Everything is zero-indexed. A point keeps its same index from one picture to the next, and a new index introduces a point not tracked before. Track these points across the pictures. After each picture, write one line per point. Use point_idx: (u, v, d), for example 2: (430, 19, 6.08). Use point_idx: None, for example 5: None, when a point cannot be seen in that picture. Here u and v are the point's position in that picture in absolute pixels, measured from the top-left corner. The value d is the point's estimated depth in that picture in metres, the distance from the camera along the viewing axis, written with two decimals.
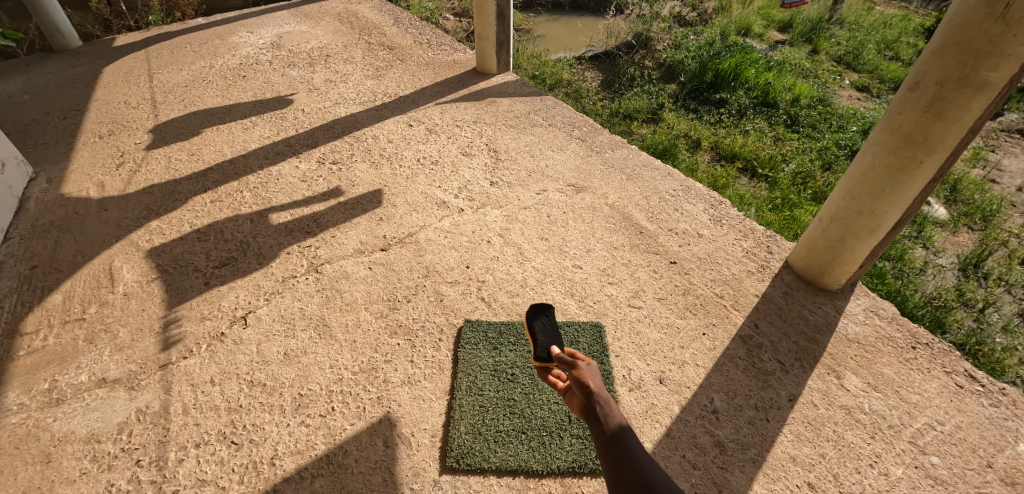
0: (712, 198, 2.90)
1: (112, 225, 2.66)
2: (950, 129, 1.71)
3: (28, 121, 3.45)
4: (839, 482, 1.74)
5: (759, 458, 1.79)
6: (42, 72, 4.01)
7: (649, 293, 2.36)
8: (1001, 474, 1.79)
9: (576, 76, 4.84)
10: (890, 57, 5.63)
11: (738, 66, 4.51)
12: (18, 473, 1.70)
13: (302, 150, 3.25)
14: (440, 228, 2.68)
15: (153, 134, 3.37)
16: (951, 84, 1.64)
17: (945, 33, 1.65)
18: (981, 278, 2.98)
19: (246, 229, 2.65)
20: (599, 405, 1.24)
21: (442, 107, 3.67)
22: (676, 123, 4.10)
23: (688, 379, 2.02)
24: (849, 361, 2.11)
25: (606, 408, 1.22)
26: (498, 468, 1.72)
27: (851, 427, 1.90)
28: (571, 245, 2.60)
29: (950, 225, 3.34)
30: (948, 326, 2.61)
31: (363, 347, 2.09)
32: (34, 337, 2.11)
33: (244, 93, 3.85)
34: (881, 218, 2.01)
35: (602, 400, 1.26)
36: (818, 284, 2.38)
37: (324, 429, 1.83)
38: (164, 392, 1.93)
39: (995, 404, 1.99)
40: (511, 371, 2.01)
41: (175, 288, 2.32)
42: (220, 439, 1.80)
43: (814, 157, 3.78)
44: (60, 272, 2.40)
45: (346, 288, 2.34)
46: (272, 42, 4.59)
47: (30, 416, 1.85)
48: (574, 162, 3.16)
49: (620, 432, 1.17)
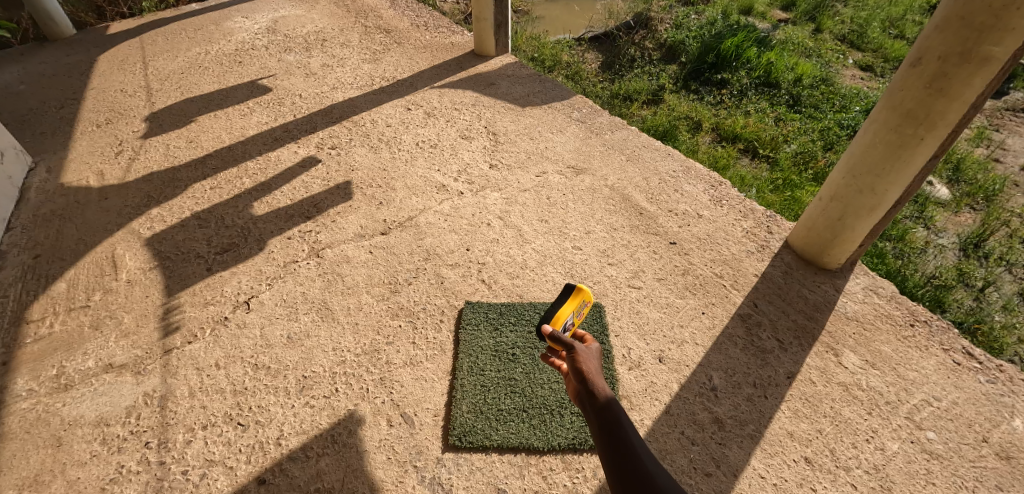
0: (712, 178, 2.89)
1: (112, 213, 2.67)
2: (952, 105, 1.70)
3: (26, 110, 3.44)
4: (836, 457, 1.77)
5: (757, 434, 1.82)
6: (36, 62, 3.97)
7: (648, 273, 2.37)
8: (996, 448, 1.82)
9: (576, 58, 4.79)
10: (894, 36, 5.55)
11: (740, 45, 4.48)
12: (30, 456, 1.74)
13: (301, 135, 3.24)
14: (441, 212, 2.68)
15: (150, 122, 3.36)
16: (954, 59, 1.63)
17: (949, 6, 1.63)
18: (981, 257, 2.98)
19: (247, 215, 2.65)
20: (596, 393, 1.19)
21: (440, 91, 3.64)
22: (677, 105, 4.06)
23: (687, 358, 2.04)
24: (848, 339, 2.13)
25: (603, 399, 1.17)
26: (500, 446, 1.75)
27: (849, 403, 1.92)
28: (571, 226, 2.60)
29: (952, 205, 3.33)
30: (948, 305, 2.62)
31: (366, 329, 2.12)
32: (40, 323, 2.14)
33: (241, 79, 3.82)
34: (881, 197, 2.01)
35: (598, 387, 1.21)
36: (817, 263, 2.39)
37: (328, 409, 1.86)
38: (170, 376, 1.96)
39: (991, 380, 2.01)
40: (512, 352, 2.03)
41: (177, 275, 2.34)
42: (226, 421, 1.83)
43: (816, 137, 3.75)
44: (63, 260, 2.41)
45: (347, 271, 2.36)
46: (267, 26, 4.54)
47: (40, 401, 1.88)
48: (574, 144, 3.15)
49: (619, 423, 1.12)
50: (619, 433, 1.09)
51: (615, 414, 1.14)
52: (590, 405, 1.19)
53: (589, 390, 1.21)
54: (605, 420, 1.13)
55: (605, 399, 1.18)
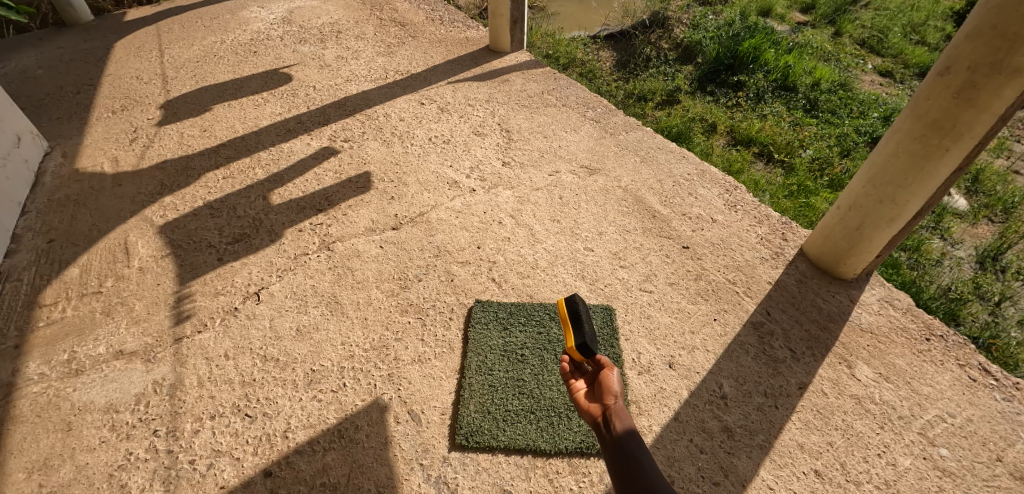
0: (727, 182, 2.86)
1: (126, 200, 2.68)
2: (979, 116, 1.66)
3: (42, 95, 3.46)
4: (846, 470, 1.75)
5: (767, 444, 1.79)
6: (54, 47, 4.00)
7: (660, 277, 2.35)
8: (1010, 468, 1.78)
9: (591, 56, 4.75)
10: (916, 42, 5.45)
11: (758, 48, 4.41)
12: (39, 440, 1.75)
13: (314, 127, 3.23)
14: (452, 208, 2.67)
15: (165, 110, 3.37)
16: (984, 69, 1.59)
17: (981, 15, 1.59)
18: (999, 271, 2.93)
19: (259, 206, 2.65)
20: (616, 420, 1.22)
21: (454, 86, 3.62)
22: (692, 106, 4.02)
23: (698, 365, 2.02)
24: (861, 351, 2.09)
25: (622, 425, 1.20)
26: (507, 447, 1.74)
27: (861, 416, 1.89)
28: (583, 227, 2.58)
29: (970, 217, 3.27)
30: (963, 319, 2.57)
31: (375, 324, 2.11)
32: (53, 308, 2.16)
33: (256, 69, 3.82)
34: (902, 207, 1.97)
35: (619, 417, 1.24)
36: (832, 272, 2.35)
37: (336, 404, 1.86)
38: (179, 365, 1.96)
39: (1007, 398, 1.97)
40: (521, 352, 2.02)
41: (188, 264, 2.35)
42: (234, 412, 1.83)
43: (833, 143, 3.70)
44: (77, 246, 2.42)
45: (358, 266, 2.35)
46: (283, 17, 4.54)
47: (51, 385, 1.90)
48: (587, 143, 3.13)
49: (633, 445, 1.15)
50: (631, 455, 1.13)
51: (630, 444, 1.16)
52: (608, 430, 1.21)
53: (609, 418, 1.24)
54: (620, 447, 1.15)
55: (623, 428, 1.21)
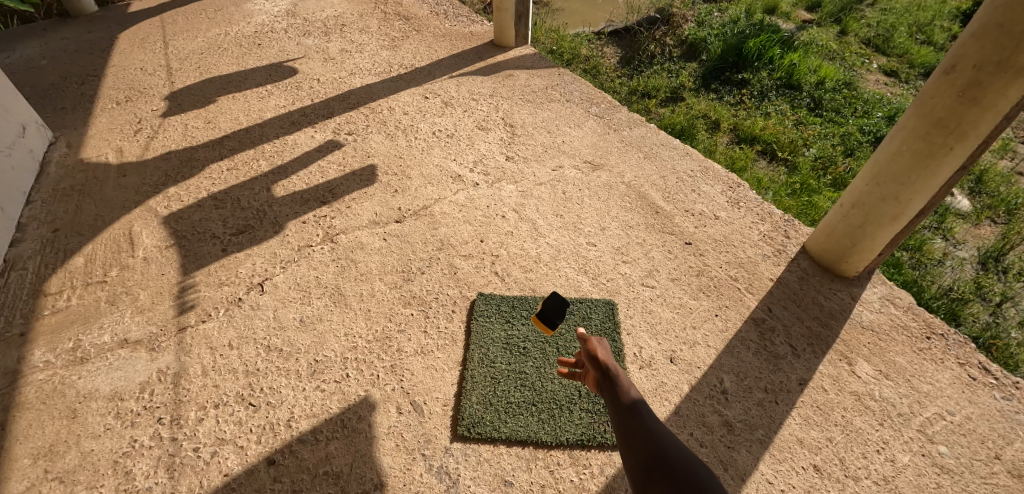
0: (731, 179, 2.86)
1: (130, 191, 2.69)
2: (984, 115, 1.66)
3: (47, 86, 3.47)
4: (845, 466, 1.76)
5: (767, 439, 1.81)
6: (58, 37, 4.00)
7: (662, 273, 2.35)
8: (1008, 466, 1.79)
9: (595, 52, 4.74)
10: (921, 42, 5.43)
11: (763, 45, 4.40)
12: (45, 426, 1.77)
13: (318, 119, 3.24)
14: (455, 202, 2.67)
15: (169, 101, 3.38)
16: (989, 68, 1.59)
17: (987, 13, 1.59)
18: (1000, 272, 2.93)
19: (263, 198, 2.66)
20: (619, 387, 1.23)
21: (458, 80, 3.62)
22: (696, 103, 4.02)
23: (698, 360, 2.03)
24: (862, 348, 2.10)
25: (624, 388, 1.21)
26: (509, 438, 1.76)
27: (861, 413, 1.90)
28: (586, 222, 2.59)
29: (972, 217, 3.27)
30: (963, 319, 2.57)
31: (378, 316, 2.12)
32: (58, 297, 2.17)
33: (260, 62, 3.82)
34: (905, 206, 1.97)
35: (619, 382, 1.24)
36: (834, 270, 2.36)
37: (339, 394, 1.87)
38: (183, 355, 1.98)
39: (1007, 397, 1.98)
40: (523, 345, 2.03)
41: (193, 255, 2.36)
42: (238, 401, 1.85)
43: (836, 142, 3.70)
44: (81, 235, 2.44)
45: (361, 258, 2.36)
46: (287, 9, 4.53)
47: (56, 373, 1.91)
48: (591, 139, 3.13)
49: (635, 406, 1.15)
50: (634, 416, 1.13)
51: (633, 406, 1.16)
52: (614, 397, 1.21)
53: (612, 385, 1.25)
54: (626, 410, 1.15)
55: (627, 392, 1.21)
